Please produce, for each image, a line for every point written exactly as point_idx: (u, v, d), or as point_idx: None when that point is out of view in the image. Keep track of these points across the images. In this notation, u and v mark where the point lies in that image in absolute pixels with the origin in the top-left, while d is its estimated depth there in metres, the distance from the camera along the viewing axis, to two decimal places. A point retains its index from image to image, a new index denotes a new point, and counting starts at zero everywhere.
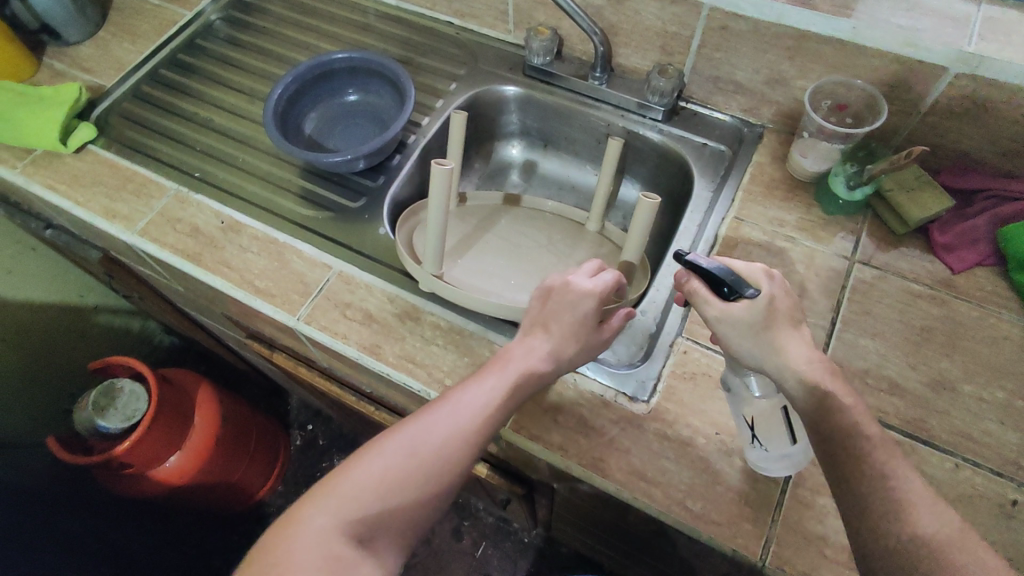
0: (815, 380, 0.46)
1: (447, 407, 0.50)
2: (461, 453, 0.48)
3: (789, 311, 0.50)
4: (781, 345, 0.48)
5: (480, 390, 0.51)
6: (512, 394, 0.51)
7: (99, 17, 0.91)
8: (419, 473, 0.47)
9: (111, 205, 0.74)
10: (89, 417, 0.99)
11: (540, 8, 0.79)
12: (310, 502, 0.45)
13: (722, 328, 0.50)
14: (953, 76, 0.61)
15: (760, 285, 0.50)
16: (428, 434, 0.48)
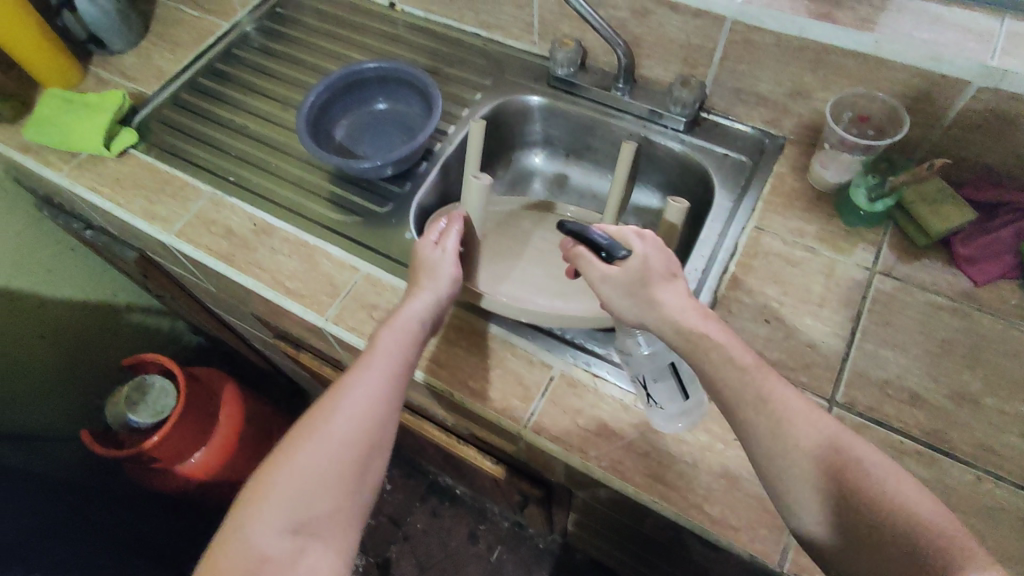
0: (688, 326, 0.51)
1: (345, 384, 0.54)
2: (373, 413, 0.52)
3: (661, 268, 0.53)
4: (656, 299, 0.52)
5: (371, 362, 0.55)
6: (402, 351, 0.56)
7: (142, 28, 0.95)
8: (340, 448, 0.50)
9: (150, 207, 0.77)
10: (121, 412, 1.03)
11: (565, 21, 0.81)
12: (242, 512, 0.48)
13: (605, 290, 0.54)
14: (976, 90, 0.61)
15: (633, 245, 0.54)
16: (337, 411, 0.52)
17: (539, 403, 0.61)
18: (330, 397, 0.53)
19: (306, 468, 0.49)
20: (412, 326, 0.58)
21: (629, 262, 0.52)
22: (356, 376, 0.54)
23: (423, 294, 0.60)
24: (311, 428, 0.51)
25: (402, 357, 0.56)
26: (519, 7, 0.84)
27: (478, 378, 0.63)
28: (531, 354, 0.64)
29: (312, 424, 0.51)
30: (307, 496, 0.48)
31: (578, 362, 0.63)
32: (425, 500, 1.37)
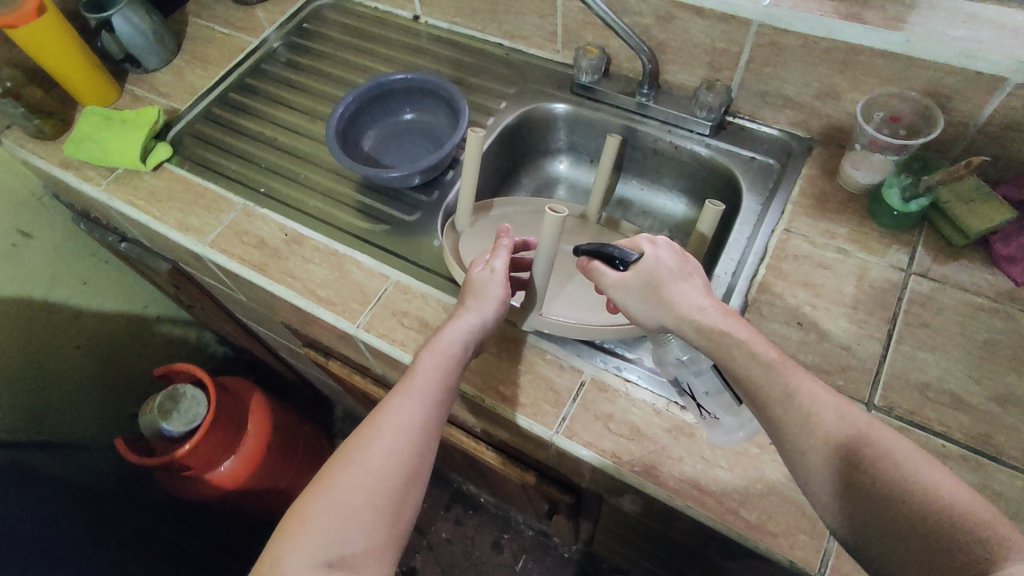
0: (709, 324, 0.48)
1: (386, 412, 0.52)
2: (413, 444, 0.50)
3: (673, 265, 0.51)
4: (670, 299, 0.50)
5: (412, 389, 0.53)
6: (446, 373, 0.54)
7: (175, 46, 0.98)
8: (379, 480, 0.48)
9: (184, 218, 0.79)
10: (154, 420, 1.05)
11: (589, 29, 0.82)
12: (281, 545, 0.46)
13: (621, 298, 0.53)
14: (1012, 87, 0.60)
15: (643, 248, 0.52)
16: (377, 440, 0.50)
17: (570, 409, 0.61)
18: (370, 425, 0.51)
19: (344, 499, 0.47)
20: (457, 352, 0.56)
21: (638, 265, 0.51)
22: (396, 404, 0.52)
23: (468, 316, 0.58)
24: (350, 457, 0.49)
25: (444, 384, 0.54)
26: (542, 17, 0.85)
27: (509, 384, 0.63)
28: (561, 359, 0.64)
29: (350, 453, 0.50)
30: (343, 529, 0.46)
31: (609, 367, 0.63)
32: (450, 509, 1.37)
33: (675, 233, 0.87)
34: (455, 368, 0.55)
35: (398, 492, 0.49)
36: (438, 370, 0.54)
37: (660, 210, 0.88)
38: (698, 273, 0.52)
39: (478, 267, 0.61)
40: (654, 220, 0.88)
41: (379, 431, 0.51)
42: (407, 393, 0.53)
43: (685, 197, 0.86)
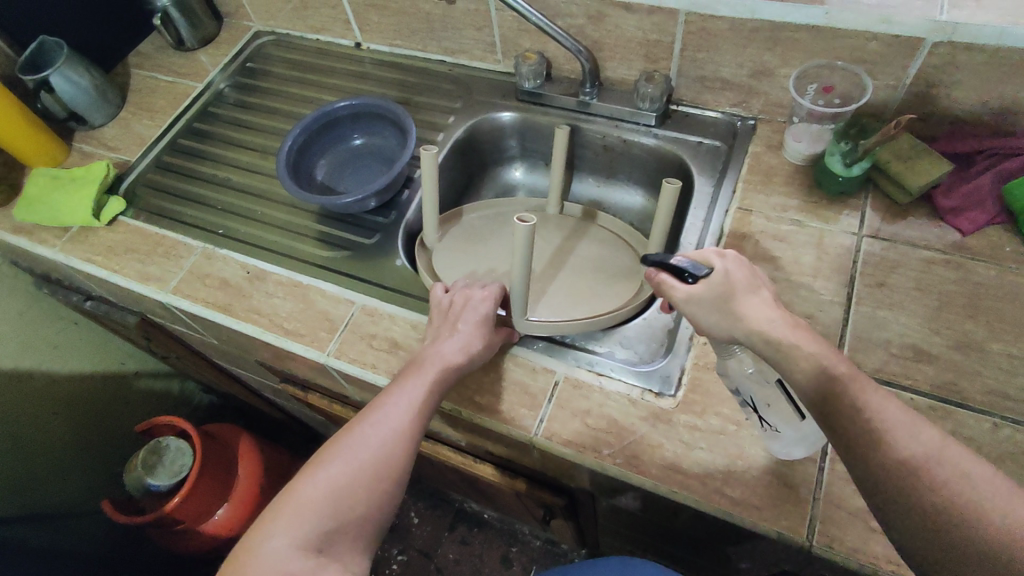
0: (777, 336, 0.47)
1: (381, 409, 0.54)
2: (400, 448, 0.53)
3: (745, 278, 0.50)
4: (740, 311, 0.49)
5: (406, 392, 0.55)
6: (434, 386, 0.56)
7: (119, 99, 0.98)
8: (366, 477, 0.51)
9: (145, 269, 0.79)
10: (139, 477, 1.03)
11: (525, 36, 0.83)
12: (267, 526, 0.48)
13: (693, 313, 0.51)
14: (931, 45, 0.62)
15: (713, 262, 0.51)
16: (368, 437, 0.52)
17: (547, 410, 0.61)
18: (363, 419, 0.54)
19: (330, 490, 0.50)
20: (452, 361, 0.58)
21: (711, 278, 0.50)
22: (388, 407, 0.54)
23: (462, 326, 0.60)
24: (340, 450, 0.52)
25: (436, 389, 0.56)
26: (479, 29, 0.86)
27: (485, 393, 0.63)
28: (533, 362, 0.64)
29: (342, 445, 0.52)
30: (326, 518, 0.49)
31: (581, 363, 0.64)
32: (454, 529, 1.35)
33: (636, 225, 0.88)
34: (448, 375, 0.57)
35: (382, 489, 0.51)
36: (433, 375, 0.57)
37: (619, 204, 0.89)
38: (766, 286, 0.51)
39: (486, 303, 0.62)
40: (615, 214, 0.89)
41: (370, 428, 0.53)
42: (401, 395, 0.55)
43: (641, 188, 0.87)
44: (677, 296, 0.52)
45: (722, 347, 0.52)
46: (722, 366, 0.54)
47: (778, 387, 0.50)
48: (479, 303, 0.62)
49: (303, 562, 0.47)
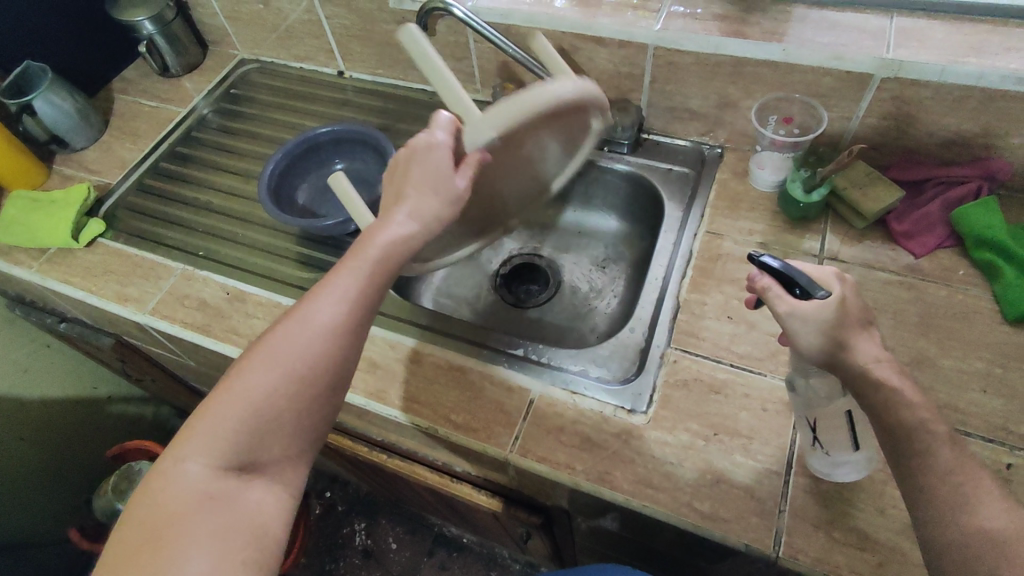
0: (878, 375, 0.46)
1: (309, 310, 0.46)
2: (332, 353, 0.46)
3: (862, 313, 0.49)
4: (851, 344, 0.47)
5: (341, 289, 0.46)
6: (374, 279, 0.47)
7: (102, 123, 0.99)
8: (293, 388, 0.45)
9: (123, 290, 0.79)
10: (110, 502, 1.01)
11: (502, 67, 0.87)
12: (182, 444, 0.43)
13: (792, 326, 0.49)
14: (879, 81, 0.66)
15: (833, 287, 0.49)
16: (294, 344, 0.45)
17: (522, 427, 0.62)
18: (290, 324, 0.46)
19: (254, 402, 0.44)
20: (396, 244, 0.47)
21: (829, 300, 0.47)
22: (319, 307, 0.46)
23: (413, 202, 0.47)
24: (259, 365, 0.45)
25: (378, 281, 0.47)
26: (458, 60, 0.89)
27: (461, 411, 0.64)
28: (508, 381, 0.66)
29: (263, 357, 0.45)
30: (250, 434, 0.44)
31: (555, 382, 0.65)
32: (433, 554, 1.34)
33: (610, 249, 0.89)
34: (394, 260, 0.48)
35: (315, 394, 0.46)
36: (373, 267, 0.46)
37: (593, 228, 0.91)
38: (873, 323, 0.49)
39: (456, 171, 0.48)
40: (590, 238, 0.90)
41: (297, 334, 0.45)
42: (333, 294, 0.46)
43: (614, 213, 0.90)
44: (786, 306, 0.49)
45: (802, 366, 0.52)
46: (792, 378, 0.55)
47: (844, 417, 0.51)
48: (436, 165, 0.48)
49: (223, 482, 0.43)
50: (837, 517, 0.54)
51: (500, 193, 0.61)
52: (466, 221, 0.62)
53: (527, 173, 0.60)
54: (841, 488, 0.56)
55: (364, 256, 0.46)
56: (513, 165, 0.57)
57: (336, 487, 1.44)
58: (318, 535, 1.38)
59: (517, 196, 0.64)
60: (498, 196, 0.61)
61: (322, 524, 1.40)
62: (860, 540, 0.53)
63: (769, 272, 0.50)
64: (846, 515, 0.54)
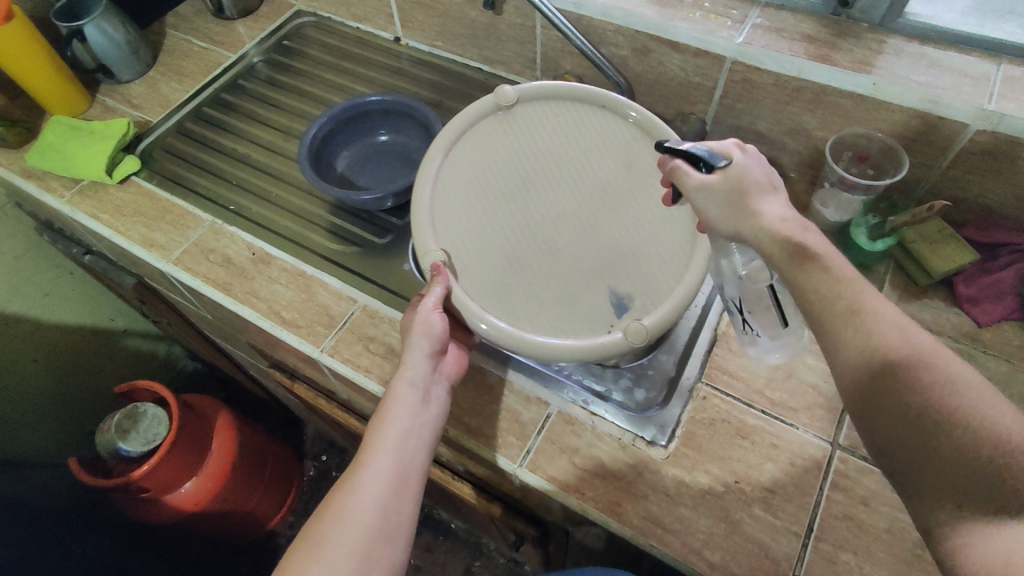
0: (785, 233, 0.46)
1: (354, 481, 0.50)
2: (385, 496, 0.50)
3: (760, 179, 0.49)
4: (752, 209, 0.48)
5: (379, 442, 0.52)
6: (404, 425, 0.53)
7: (150, 58, 0.96)
8: (359, 536, 0.48)
9: (149, 234, 0.77)
10: (111, 440, 1.00)
11: (567, 57, 0.82)
12: None
13: (700, 203, 0.50)
14: (973, 133, 0.61)
15: (732, 155, 0.49)
16: (347, 512, 0.49)
17: (535, 442, 0.60)
18: (337, 501, 0.50)
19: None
20: (413, 388, 0.55)
21: (729, 170, 0.48)
22: (365, 460, 0.51)
23: (419, 354, 0.56)
24: (318, 546, 0.47)
25: (415, 438, 0.53)
26: (522, 44, 0.85)
27: (476, 415, 0.62)
28: (528, 391, 0.63)
29: (317, 538, 0.48)
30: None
31: (576, 400, 0.62)
32: (419, 535, 1.34)
33: None
34: (425, 416, 0.55)
35: (381, 553, 0.48)
36: (399, 413, 0.53)
37: None
38: (778, 183, 0.50)
39: (436, 290, 0.57)
40: None
41: (346, 505, 0.49)
42: (372, 460, 0.51)
43: None
44: (691, 183, 0.50)
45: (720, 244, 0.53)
46: (715, 263, 0.55)
47: (767, 293, 0.52)
48: (433, 314, 0.57)
49: None
50: None
51: (550, 226, 0.60)
52: (557, 276, 0.59)
53: (541, 192, 0.62)
54: (862, 562, 0.52)
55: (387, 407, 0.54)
56: (503, 208, 0.61)
57: (333, 453, 1.49)
58: (310, 495, 1.45)
59: (592, 210, 0.61)
60: (564, 232, 0.60)
61: (314, 487, 1.45)
62: None
63: (677, 155, 0.50)
64: None
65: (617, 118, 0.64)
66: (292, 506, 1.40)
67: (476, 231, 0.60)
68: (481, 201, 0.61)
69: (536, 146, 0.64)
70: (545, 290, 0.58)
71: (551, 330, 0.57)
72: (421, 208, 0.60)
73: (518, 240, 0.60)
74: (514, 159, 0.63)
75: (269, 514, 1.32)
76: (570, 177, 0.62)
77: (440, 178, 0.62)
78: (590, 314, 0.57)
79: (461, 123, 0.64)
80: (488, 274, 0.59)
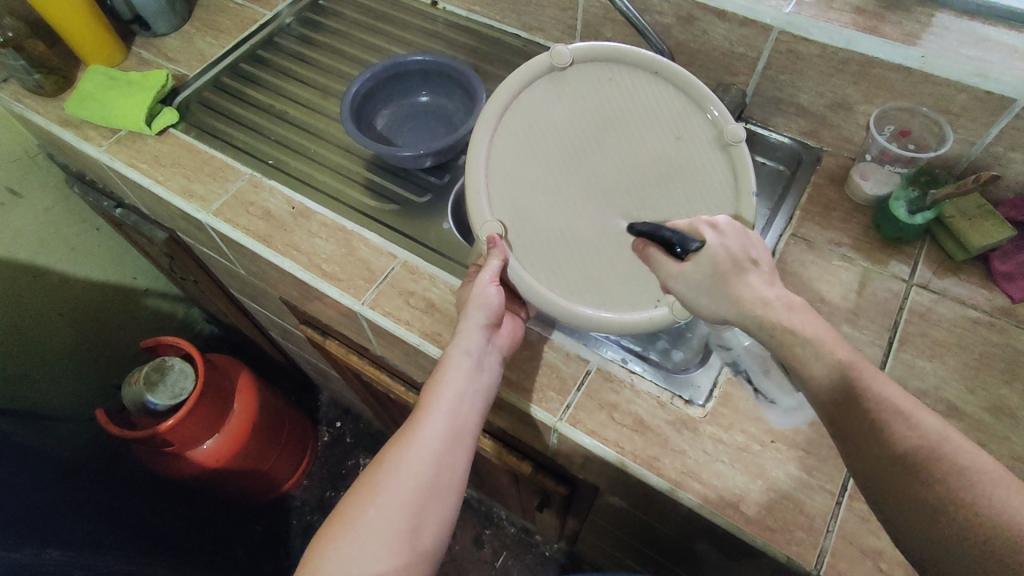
0: (770, 318, 0.48)
1: (409, 437, 0.52)
2: (438, 456, 0.51)
3: (734, 253, 0.51)
4: (735, 293, 0.49)
5: (435, 403, 0.53)
6: (460, 390, 0.54)
7: (186, 12, 0.96)
8: (412, 490, 0.50)
9: (189, 185, 0.78)
10: (138, 391, 1.01)
11: (608, 25, 0.82)
12: (320, 557, 0.48)
13: (679, 289, 0.52)
14: (1019, 108, 0.61)
15: (704, 236, 0.51)
16: (402, 466, 0.50)
17: (575, 397, 0.61)
18: (392, 454, 0.51)
19: (371, 522, 0.48)
20: (468, 356, 0.56)
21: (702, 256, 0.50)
22: (420, 419, 0.53)
23: (476, 322, 0.57)
24: (373, 495, 0.50)
25: (469, 403, 0.54)
26: (563, 10, 0.85)
27: (515, 369, 0.63)
28: (568, 347, 0.64)
29: (373, 485, 0.50)
30: (370, 548, 0.47)
31: (616, 357, 0.63)
32: None
33: None
34: (479, 383, 0.56)
35: (431, 506, 0.50)
36: (455, 379, 0.54)
37: None
38: (760, 253, 0.51)
39: (493, 264, 0.59)
40: None
41: (401, 459, 0.51)
42: (428, 419, 0.53)
43: None
44: (669, 273, 0.52)
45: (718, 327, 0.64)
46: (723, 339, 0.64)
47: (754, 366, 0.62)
48: (489, 287, 0.58)
49: None
50: (887, 549, 0.53)
51: (601, 199, 0.61)
52: (606, 250, 0.60)
53: (592, 163, 0.62)
54: None
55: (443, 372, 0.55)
56: (554, 178, 0.62)
57: (347, 420, 1.51)
58: (323, 461, 1.47)
59: (641, 184, 0.61)
60: (614, 205, 0.61)
61: (327, 452, 1.47)
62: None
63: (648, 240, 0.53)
64: (896, 548, 0.53)
65: (670, 88, 0.63)
66: (306, 470, 1.42)
67: (527, 201, 0.61)
68: (533, 171, 0.62)
69: (586, 114, 0.63)
70: (594, 263, 0.60)
71: (596, 301, 0.60)
72: (476, 176, 0.61)
73: (567, 212, 0.61)
74: (566, 127, 0.63)
75: (285, 476, 1.34)
76: (621, 149, 0.62)
77: (492, 144, 0.62)
78: (635, 288, 0.60)
79: (514, 86, 0.63)
80: (541, 246, 0.61)
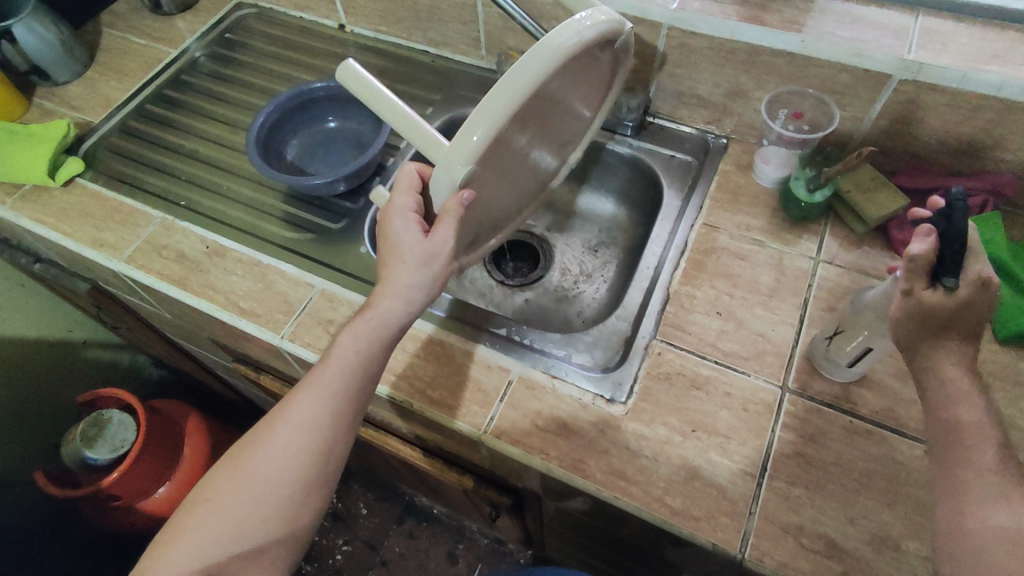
0: (945, 385, 0.46)
1: (302, 409, 0.52)
2: (326, 437, 0.52)
3: (973, 323, 0.45)
4: (938, 357, 0.47)
5: (333, 378, 0.52)
6: (362, 367, 0.53)
7: (87, 57, 0.94)
8: (294, 465, 0.51)
9: (98, 234, 0.76)
10: (77, 449, 1.00)
11: (509, 34, 0.83)
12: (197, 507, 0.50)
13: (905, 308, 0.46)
14: (896, 82, 0.64)
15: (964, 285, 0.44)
16: (288, 439, 0.51)
17: (498, 408, 0.61)
18: (283, 423, 0.52)
19: (255, 493, 0.50)
20: (384, 323, 0.53)
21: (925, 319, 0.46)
22: (317, 393, 0.52)
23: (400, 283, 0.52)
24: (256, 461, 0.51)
25: (369, 380, 0.53)
26: (464, 23, 0.86)
27: (438, 387, 0.63)
28: (490, 360, 0.65)
29: (255, 453, 0.51)
30: (253, 518, 0.50)
31: (537, 365, 0.64)
32: (403, 523, 1.35)
33: (603, 236, 0.88)
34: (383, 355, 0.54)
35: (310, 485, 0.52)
36: (361, 354, 0.52)
37: (589, 211, 0.90)
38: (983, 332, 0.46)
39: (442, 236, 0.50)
40: (585, 223, 0.90)
41: (288, 431, 0.51)
42: (319, 395, 0.52)
43: (612, 198, 0.89)
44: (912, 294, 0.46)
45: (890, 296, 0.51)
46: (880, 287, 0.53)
47: (867, 345, 0.55)
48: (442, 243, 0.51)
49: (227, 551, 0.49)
50: (806, 524, 0.54)
51: (514, 166, 0.57)
52: (485, 210, 0.59)
53: (536, 135, 0.56)
54: (813, 495, 0.55)
55: (350, 341, 0.53)
56: (518, 140, 0.53)
57: None
58: None
59: (536, 158, 0.61)
60: (513, 173, 0.58)
61: None
62: (827, 549, 0.53)
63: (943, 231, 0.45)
64: (817, 521, 0.54)
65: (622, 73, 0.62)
66: None
67: (494, 158, 0.50)
68: (520, 130, 0.50)
69: (578, 84, 0.55)
70: (468, 223, 0.58)
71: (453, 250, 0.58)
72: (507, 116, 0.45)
73: (499, 172, 0.54)
74: (560, 95, 0.53)
75: None
76: (553, 125, 0.58)
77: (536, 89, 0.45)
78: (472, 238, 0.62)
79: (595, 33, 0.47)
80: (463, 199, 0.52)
